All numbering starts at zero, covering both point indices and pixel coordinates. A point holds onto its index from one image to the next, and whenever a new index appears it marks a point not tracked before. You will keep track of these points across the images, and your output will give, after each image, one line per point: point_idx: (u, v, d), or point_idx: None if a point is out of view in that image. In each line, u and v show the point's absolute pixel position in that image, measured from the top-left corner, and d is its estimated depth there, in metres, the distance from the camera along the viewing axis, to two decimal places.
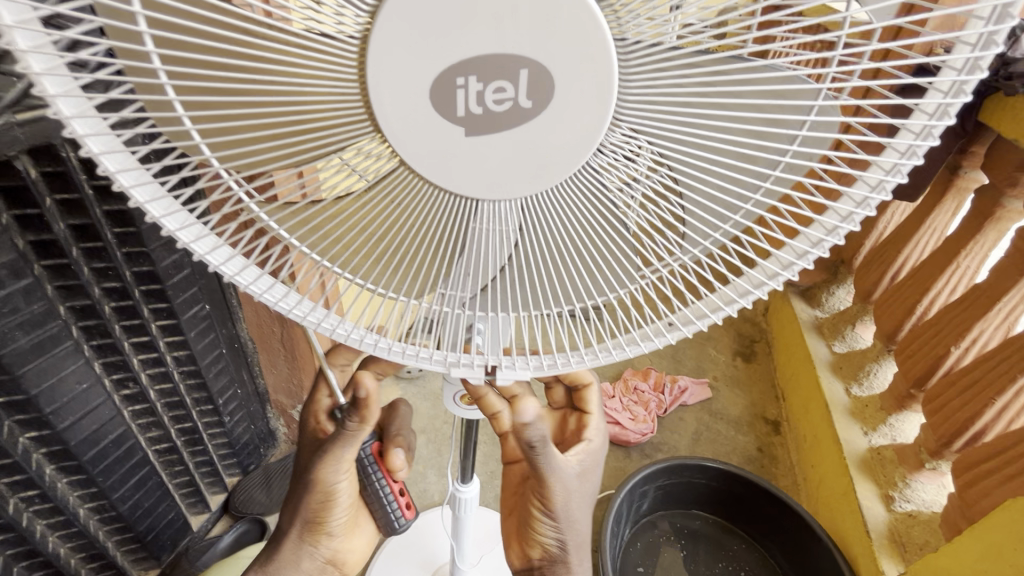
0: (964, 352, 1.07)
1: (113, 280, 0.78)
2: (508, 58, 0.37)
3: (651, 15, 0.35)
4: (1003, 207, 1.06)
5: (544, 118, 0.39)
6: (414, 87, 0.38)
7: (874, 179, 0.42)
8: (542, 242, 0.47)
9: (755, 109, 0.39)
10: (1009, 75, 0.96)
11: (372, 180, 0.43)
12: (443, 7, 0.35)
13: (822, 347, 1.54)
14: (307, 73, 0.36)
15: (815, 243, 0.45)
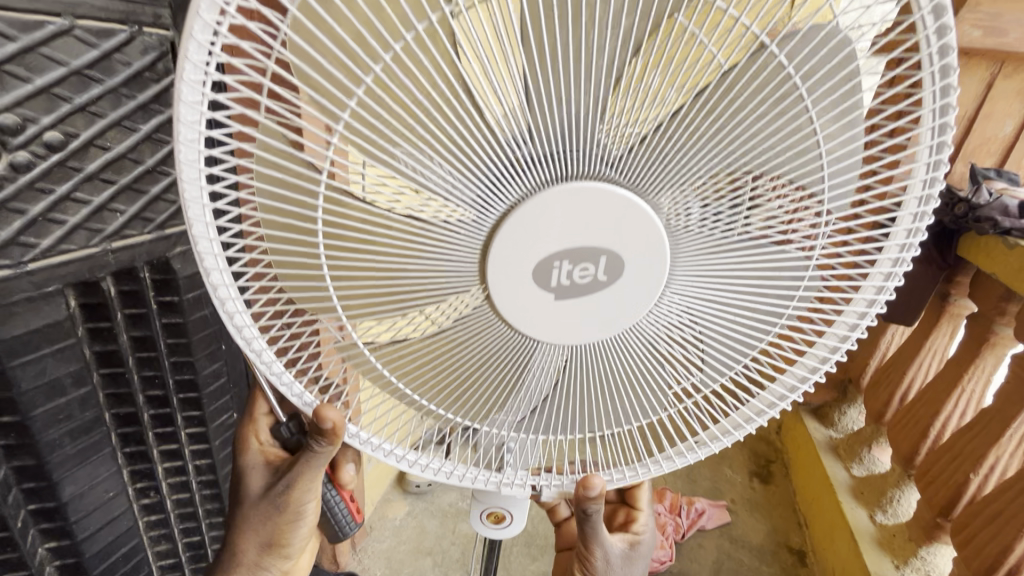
0: (984, 479, 1.06)
1: (157, 387, 0.83)
2: (593, 247, 0.46)
3: (677, 205, 0.45)
4: (996, 334, 1.11)
5: (615, 291, 0.49)
6: (515, 268, 0.46)
7: (860, 309, 0.51)
8: (593, 378, 0.55)
9: (760, 269, 0.49)
10: (977, 218, 1.10)
11: (447, 326, 0.51)
12: (544, 213, 0.44)
13: (840, 471, 1.51)
14: (419, 251, 0.45)
15: (812, 368, 0.54)
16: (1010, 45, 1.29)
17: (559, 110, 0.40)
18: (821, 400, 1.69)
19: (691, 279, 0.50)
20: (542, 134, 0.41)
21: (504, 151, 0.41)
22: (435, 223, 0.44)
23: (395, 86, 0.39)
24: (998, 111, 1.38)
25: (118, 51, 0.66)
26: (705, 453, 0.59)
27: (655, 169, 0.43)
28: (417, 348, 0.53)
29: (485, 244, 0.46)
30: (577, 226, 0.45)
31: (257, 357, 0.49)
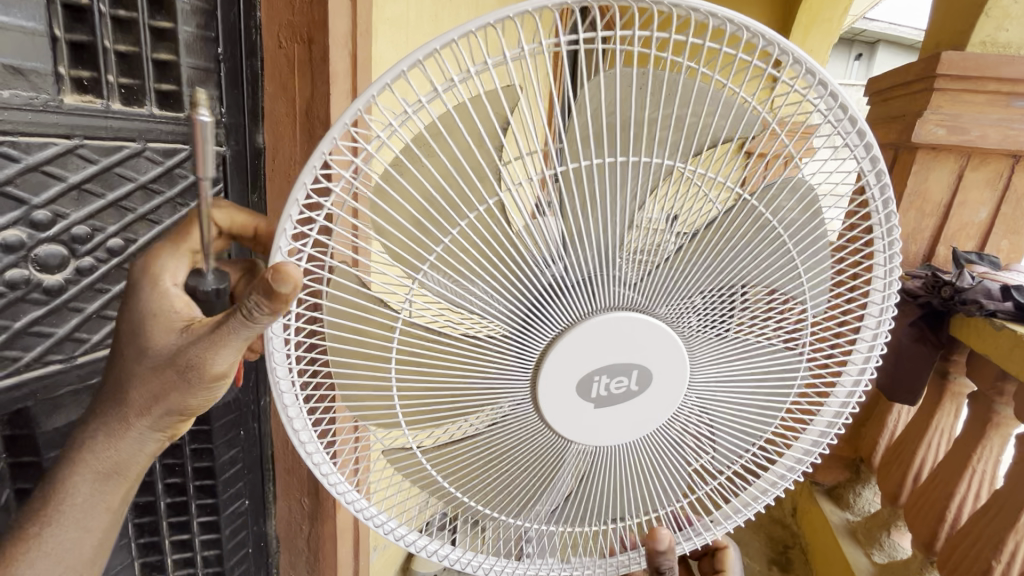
0: (1007, 567, 1.04)
1: (176, 475, 0.86)
2: (629, 362, 0.52)
3: (692, 319, 0.52)
4: (998, 413, 1.14)
5: (646, 400, 0.55)
6: (558, 384, 0.52)
7: (846, 387, 0.59)
8: (621, 468, 0.60)
9: (759, 368, 0.56)
10: (963, 299, 1.16)
11: (490, 427, 0.56)
12: (582, 337, 0.50)
13: (861, 556, 1.45)
14: (472, 364, 0.51)
15: (813, 442, 0.61)
16: (972, 141, 1.40)
17: (597, 257, 0.48)
18: (834, 480, 1.67)
19: (702, 381, 0.56)
20: (579, 268, 0.48)
21: (552, 290, 0.48)
22: (489, 346, 0.51)
23: (463, 241, 0.47)
24: (971, 199, 1.48)
25: (179, 166, 0.75)
26: (720, 531, 0.64)
27: (673, 296, 0.51)
28: (459, 451, 0.57)
29: (533, 367, 0.51)
30: (611, 347, 0.51)
31: (302, 451, 0.56)
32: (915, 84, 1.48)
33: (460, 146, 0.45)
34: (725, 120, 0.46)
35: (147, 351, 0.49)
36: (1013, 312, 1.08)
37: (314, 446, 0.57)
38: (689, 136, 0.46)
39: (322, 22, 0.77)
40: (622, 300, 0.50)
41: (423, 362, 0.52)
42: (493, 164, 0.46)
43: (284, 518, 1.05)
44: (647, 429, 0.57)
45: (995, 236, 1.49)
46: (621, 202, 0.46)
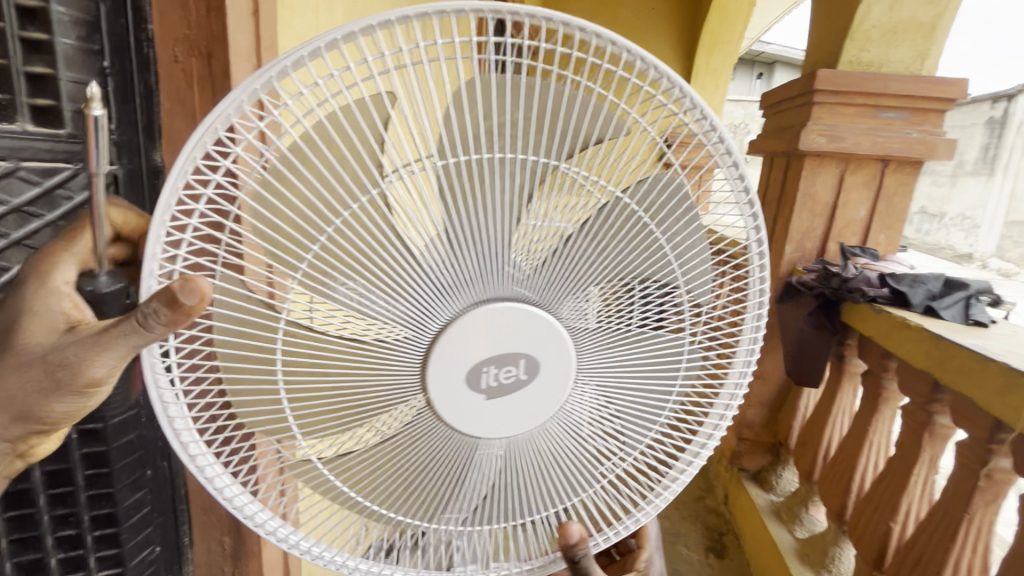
0: (903, 526, 1.15)
1: (70, 526, 0.80)
2: (515, 352, 0.52)
3: (579, 309, 0.54)
4: (886, 388, 1.27)
5: (536, 386, 0.55)
6: (448, 377, 0.52)
7: (739, 370, 0.62)
8: (527, 459, 0.60)
9: (650, 351, 0.60)
10: (850, 288, 1.31)
11: (391, 433, 0.56)
12: (467, 326, 0.50)
13: (785, 534, 1.55)
14: (364, 365, 0.52)
15: (714, 426, 0.63)
16: (849, 148, 1.57)
17: (477, 251, 0.49)
18: (758, 465, 1.78)
19: (597, 368, 0.58)
20: (462, 269, 0.50)
21: (436, 285, 0.49)
22: (379, 345, 0.51)
23: (344, 239, 0.48)
24: (853, 199, 1.65)
25: (61, 188, 0.72)
26: (633, 524, 0.63)
27: (558, 287, 0.53)
28: (363, 456, 0.57)
29: (418, 360, 0.52)
30: (498, 336, 0.52)
31: (202, 475, 0.53)
32: (800, 98, 1.65)
33: (339, 146, 0.46)
34: (589, 121, 0.49)
35: (32, 340, 0.51)
36: (889, 296, 1.22)
37: (215, 469, 0.54)
38: (565, 138, 0.49)
39: (221, 37, 0.75)
40: (508, 292, 0.51)
41: (317, 367, 0.52)
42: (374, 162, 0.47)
43: (203, 563, 0.96)
44: (541, 415, 0.57)
45: (875, 230, 1.67)
46: (498, 200, 0.49)
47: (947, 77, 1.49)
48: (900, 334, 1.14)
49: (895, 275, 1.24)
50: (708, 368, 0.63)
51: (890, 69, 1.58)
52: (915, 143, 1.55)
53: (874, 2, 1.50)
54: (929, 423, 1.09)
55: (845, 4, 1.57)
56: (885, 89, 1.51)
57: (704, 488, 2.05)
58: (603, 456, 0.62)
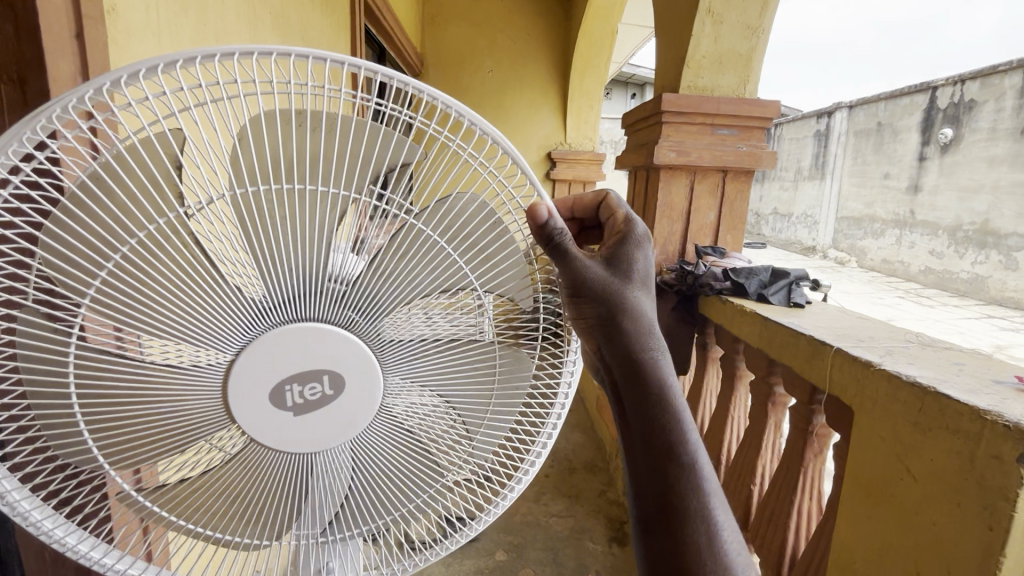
0: (761, 486, 1.31)
1: None
2: (316, 368, 0.51)
3: (402, 321, 0.55)
4: (739, 368, 1.43)
5: (344, 403, 0.54)
6: (252, 396, 0.51)
7: (569, 370, 0.63)
8: (367, 471, 0.60)
9: (477, 355, 0.60)
10: (702, 283, 1.49)
11: (228, 457, 0.55)
12: (261, 347, 0.50)
13: None
14: (177, 395, 0.49)
15: (554, 428, 0.64)
16: (694, 161, 1.79)
17: (283, 273, 0.49)
18: None
19: (427, 377, 0.58)
20: (275, 287, 0.49)
21: (244, 307, 0.49)
22: (190, 370, 0.49)
23: (140, 263, 0.46)
24: (702, 206, 1.88)
25: None
26: (473, 531, 0.64)
27: (380, 309, 0.53)
28: (202, 481, 0.56)
29: (223, 379, 0.50)
30: (298, 353, 0.51)
31: (28, 523, 0.52)
32: (652, 119, 1.84)
33: (135, 174, 0.46)
34: (389, 147, 0.50)
35: None
36: (732, 288, 1.41)
37: (42, 513, 0.53)
38: (369, 163, 0.50)
39: (36, 62, 0.70)
40: (325, 311, 0.51)
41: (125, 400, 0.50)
42: (171, 188, 0.47)
43: None
44: (358, 430, 0.55)
45: (722, 231, 1.91)
46: (295, 219, 0.49)
47: (763, 100, 1.76)
48: (741, 319, 1.31)
49: (735, 269, 1.43)
50: (544, 371, 0.64)
51: (721, 93, 1.82)
52: (745, 155, 1.80)
53: (702, 36, 1.72)
54: (771, 393, 1.25)
55: (681, 37, 1.79)
56: (717, 110, 1.75)
57: (605, 482, 2.15)
58: (449, 469, 0.63)
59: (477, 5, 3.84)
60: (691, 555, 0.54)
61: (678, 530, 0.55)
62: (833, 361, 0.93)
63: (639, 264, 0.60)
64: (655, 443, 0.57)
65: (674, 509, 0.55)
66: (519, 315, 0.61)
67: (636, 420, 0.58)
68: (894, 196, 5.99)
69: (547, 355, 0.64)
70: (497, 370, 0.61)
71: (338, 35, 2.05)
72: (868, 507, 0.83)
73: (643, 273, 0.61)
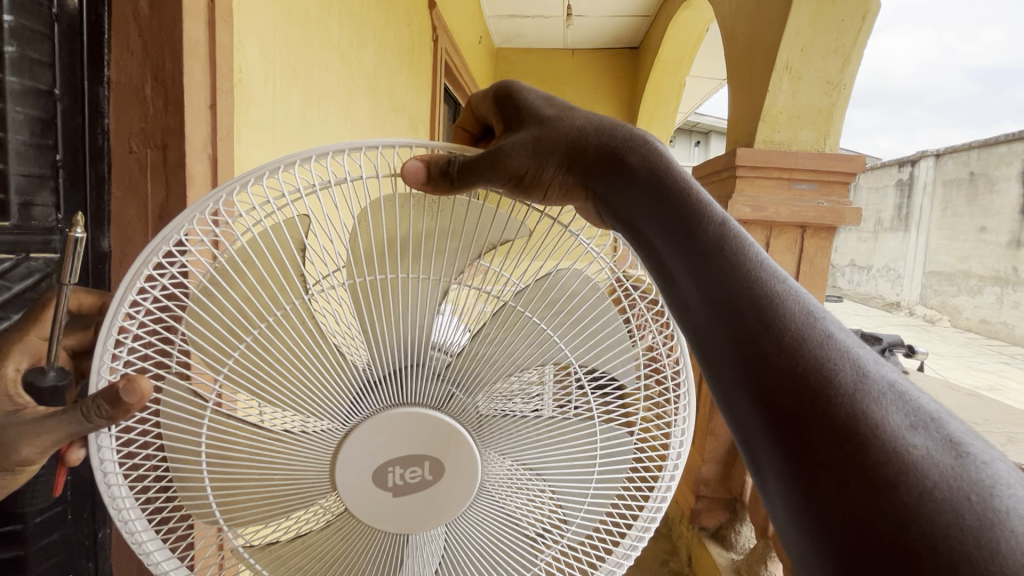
0: None
1: None
2: (419, 453, 0.53)
3: (503, 401, 0.56)
4: None
5: (443, 486, 0.55)
6: (359, 474, 0.53)
7: (673, 460, 0.58)
8: (461, 546, 0.60)
9: (573, 434, 0.59)
10: None
11: (333, 519, 0.57)
12: (371, 430, 0.52)
13: None
14: (291, 461, 0.53)
15: (652, 517, 0.60)
16: (770, 217, 1.73)
17: (396, 349, 0.52)
18: (717, 522, 1.79)
19: (522, 458, 0.58)
20: (385, 363, 0.52)
21: (354, 381, 0.52)
22: (309, 439, 0.53)
23: (271, 339, 0.50)
24: (779, 261, 1.80)
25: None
26: None
27: (477, 383, 0.54)
28: (303, 546, 0.58)
29: (332, 453, 0.53)
30: (405, 434, 0.53)
31: (149, 562, 0.55)
32: (725, 173, 1.82)
33: (265, 261, 0.50)
34: (495, 227, 0.53)
35: None
36: None
37: (162, 553, 0.56)
38: (473, 244, 0.53)
39: (176, 130, 0.79)
40: (426, 386, 0.53)
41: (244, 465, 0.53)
42: (297, 273, 0.51)
43: None
44: (453, 512, 0.56)
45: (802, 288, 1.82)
46: (409, 297, 0.52)
47: (847, 156, 1.70)
48: None
49: None
50: (640, 455, 0.61)
51: (799, 148, 1.78)
52: (826, 211, 1.73)
53: (779, 91, 1.70)
54: None
55: (756, 94, 1.78)
56: (795, 165, 1.71)
57: (668, 551, 2.00)
58: (543, 554, 0.60)
59: (548, 62, 4.03)
60: (879, 476, 0.34)
61: (828, 430, 0.36)
62: None
63: (534, 104, 0.55)
64: (743, 330, 0.41)
65: (821, 419, 0.37)
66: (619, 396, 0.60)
67: (703, 302, 0.44)
68: (991, 249, 5.41)
69: (645, 439, 0.61)
70: (593, 452, 0.60)
71: (421, 95, 2.22)
72: None
73: (558, 106, 0.55)
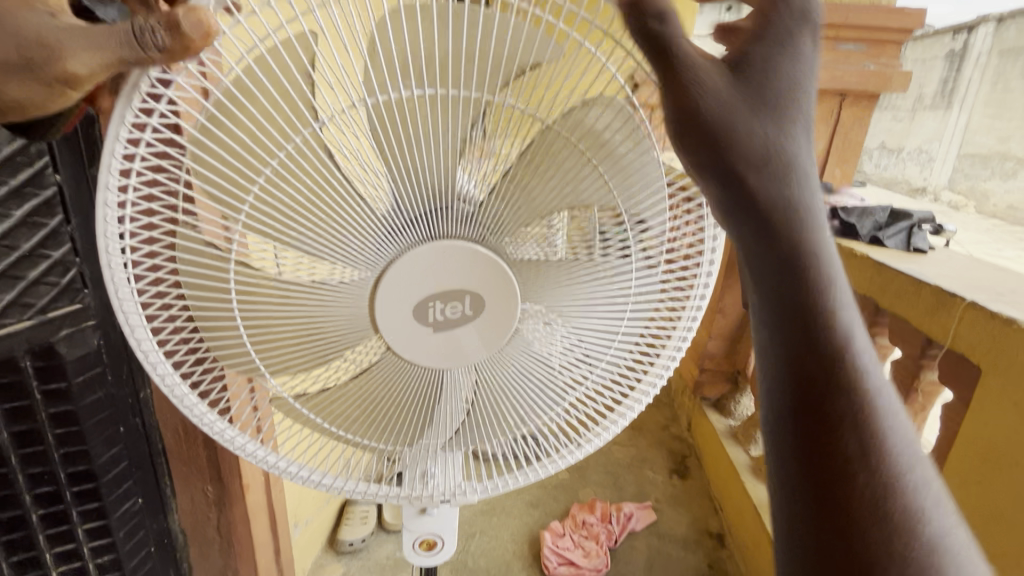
0: None
1: (46, 484, 0.79)
2: (458, 288, 0.55)
3: (533, 242, 0.55)
4: None
5: (480, 324, 0.58)
6: (401, 308, 0.55)
7: (695, 302, 0.59)
8: (490, 382, 0.62)
9: (602, 277, 0.58)
10: None
11: (364, 368, 0.59)
12: (411, 266, 0.53)
13: (741, 452, 1.64)
14: (327, 306, 0.54)
15: (674, 356, 0.61)
16: None
17: (424, 190, 0.51)
18: (719, 393, 1.88)
19: (549, 299, 0.59)
20: (415, 206, 0.51)
21: (381, 223, 0.51)
22: (339, 285, 0.53)
23: (287, 178, 0.48)
24: None
25: None
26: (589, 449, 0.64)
27: (507, 224, 0.54)
28: (340, 392, 0.61)
29: (371, 291, 0.54)
30: (440, 271, 0.54)
31: (191, 412, 0.58)
32: None
33: (267, 89, 0.46)
34: (525, 48, 0.48)
35: None
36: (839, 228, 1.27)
37: (203, 405, 0.59)
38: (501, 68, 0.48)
39: None
40: (454, 227, 0.53)
41: (277, 315, 0.54)
42: (307, 104, 0.47)
43: (187, 511, 1.03)
44: (490, 349, 0.59)
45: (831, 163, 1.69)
46: (432, 132, 0.49)
47: (904, 7, 1.48)
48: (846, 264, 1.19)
49: (845, 206, 1.28)
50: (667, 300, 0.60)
51: None
52: (872, 76, 1.55)
53: None
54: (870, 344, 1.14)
55: None
56: (843, 21, 1.50)
57: (669, 417, 2.15)
58: (568, 389, 0.62)
59: None
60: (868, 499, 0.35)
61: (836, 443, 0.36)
62: (962, 316, 0.82)
63: None
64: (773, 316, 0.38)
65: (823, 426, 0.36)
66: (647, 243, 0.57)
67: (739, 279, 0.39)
68: None
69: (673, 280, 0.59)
70: (624, 296, 0.58)
71: None
72: (982, 473, 0.76)
73: None
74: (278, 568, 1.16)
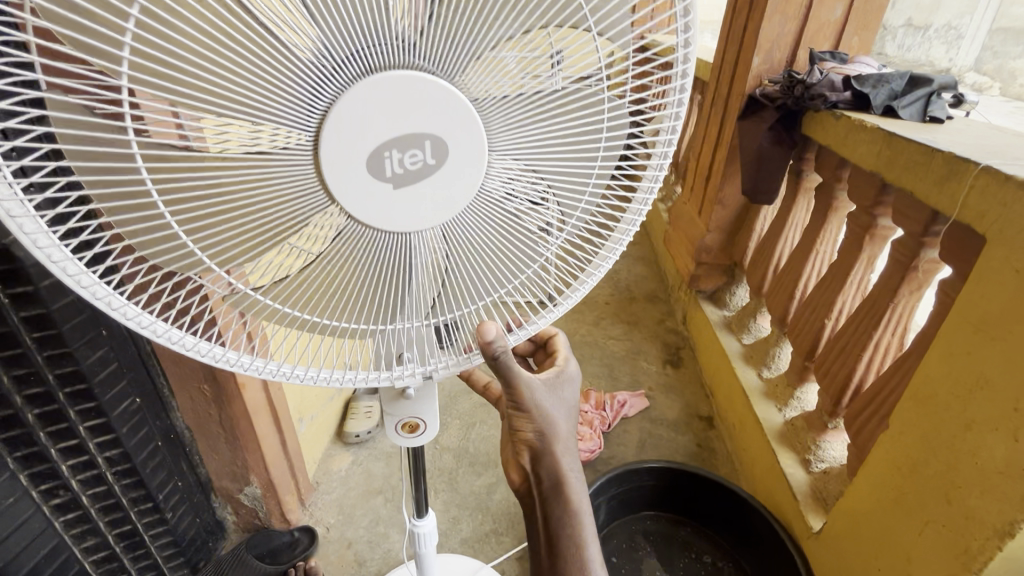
0: (836, 322, 1.21)
1: (35, 384, 0.80)
2: (415, 131, 0.49)
3: (493, 78, 0.49)
4: (836, 200, 1.25)
5: (442, 177, 0.53)
6: (353, 163, 0.48)
7: (665, 141, 0.57)
8: (462, 247, 0.59)
9: (570, 117, 0.53)
10: (811, 95, 1.25)
11: (323, 247, 0.55)
12: (358, 106, 0.46)
13: (733, 341, 1.67)
14: (272, 171, 0.47)
15: (644, 201, 0.60)
16: None
17: (352, 16, 0.43)
18: (714, 285, 1.87)
19: (513, 148, 0.54)
20: (343, 38, 0.43)
21: (302, 60, 0.43)
22: (268, 152, 0.46)
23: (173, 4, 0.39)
24: None
25: None
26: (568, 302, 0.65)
27: (456, 54, 0.47)
28: (303, 271, 0.57)
29: (315, 147, 0.47)
30: (392, 115, 0.48)
31: (126, 318, 0.51)
32: None
33: None
34: None
35: None
36: (851, 100, 1.16)
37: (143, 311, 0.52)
38: None
39: None
40: (395, 61, 0.46)
41: (216, 185, 0.47)
42: None
43: (190, 409, 1.07)
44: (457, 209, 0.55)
45: (848, 32, 1.46)
46: None
47: None
48: (855, 138, 1.10)
49: (860, 75, 1.16)
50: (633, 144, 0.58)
51: None
52: None
53: None
54: (872, 225, 1.09)
55: None
56: None
57: (665, 311, 2.18)
58: (543, 244, 0.61)
59: None
60: None
61: None
62: (974, 182, 0.77)
63: None
64: None
65: None
66: (613, 77, 0.53)
67: None
68: None
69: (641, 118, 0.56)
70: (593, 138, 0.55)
71: None
72: (970, 343, 0.75)
73: None
74: (287, 457, 1.22)
